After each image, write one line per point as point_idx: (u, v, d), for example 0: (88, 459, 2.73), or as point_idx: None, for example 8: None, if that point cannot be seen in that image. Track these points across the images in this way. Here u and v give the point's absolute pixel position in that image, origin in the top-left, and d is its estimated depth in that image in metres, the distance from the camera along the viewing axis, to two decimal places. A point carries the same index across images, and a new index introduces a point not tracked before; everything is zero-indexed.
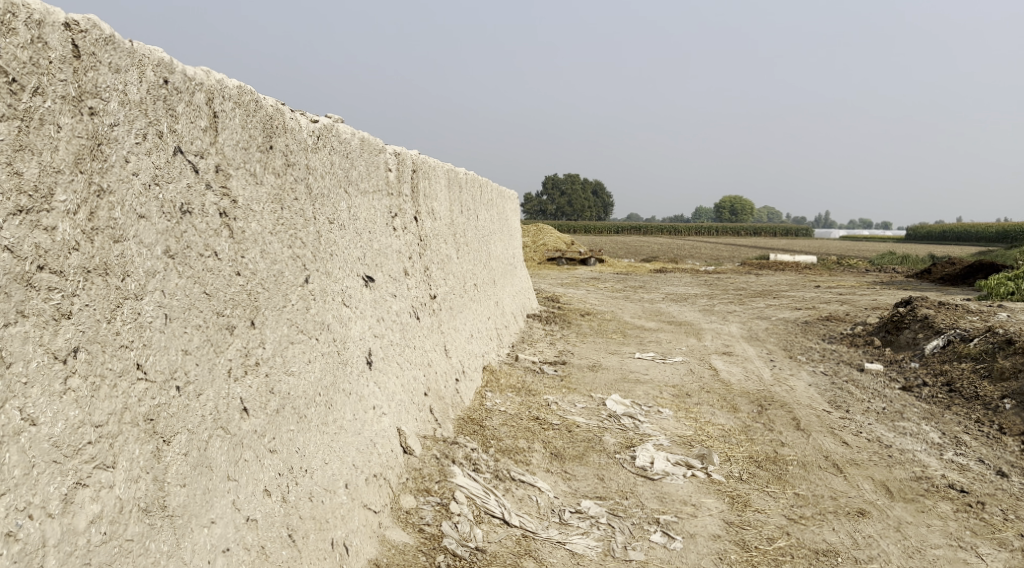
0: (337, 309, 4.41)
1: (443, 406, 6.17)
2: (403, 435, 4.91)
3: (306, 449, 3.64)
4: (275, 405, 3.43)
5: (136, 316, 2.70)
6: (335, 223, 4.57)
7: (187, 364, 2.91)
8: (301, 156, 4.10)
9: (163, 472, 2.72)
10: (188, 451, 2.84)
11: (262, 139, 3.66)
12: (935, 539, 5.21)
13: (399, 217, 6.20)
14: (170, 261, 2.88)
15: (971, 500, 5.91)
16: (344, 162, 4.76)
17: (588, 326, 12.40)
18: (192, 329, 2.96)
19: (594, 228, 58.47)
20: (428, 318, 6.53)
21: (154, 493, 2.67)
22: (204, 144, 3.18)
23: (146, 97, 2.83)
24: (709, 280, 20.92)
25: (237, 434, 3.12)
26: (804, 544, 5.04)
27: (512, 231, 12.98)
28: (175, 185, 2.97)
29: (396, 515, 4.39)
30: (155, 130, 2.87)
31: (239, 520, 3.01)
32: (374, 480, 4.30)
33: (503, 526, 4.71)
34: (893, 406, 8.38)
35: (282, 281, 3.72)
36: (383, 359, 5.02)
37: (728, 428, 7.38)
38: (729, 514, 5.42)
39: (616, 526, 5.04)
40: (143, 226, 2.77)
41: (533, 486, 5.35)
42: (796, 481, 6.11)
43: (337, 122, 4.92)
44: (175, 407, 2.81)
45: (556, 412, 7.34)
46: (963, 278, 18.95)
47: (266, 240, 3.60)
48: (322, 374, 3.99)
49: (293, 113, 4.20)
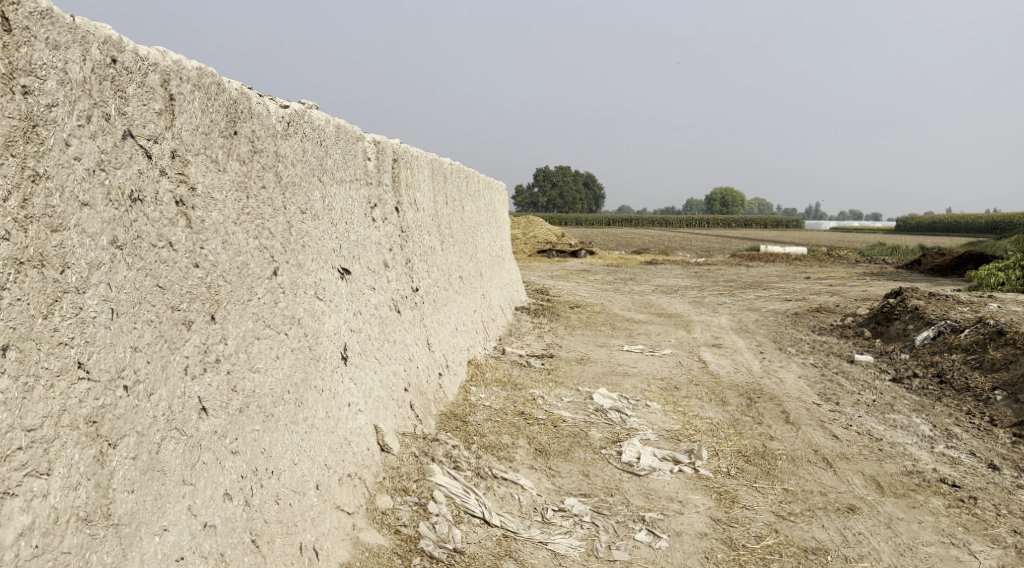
0: (309, 302, 4.24)
1: (424, 402, 6.00)
2: (380, 433, 4.73)
3: (273, 449, 3.47)
4: (237, 403, 3.26)
5: (77, 311, 2.53)
6: (308, 213, 4.40)
7: (137, 361, 2.74)
8: (269, 142, 3.92)
9: (108, 478, 2.55)
10: (137, 454, 2.68)
11: (225, 124, 3.48)
12: (927, 537, 5.08)
13: (379, 207, 6.02)
14: (118, 252, 2.71)
15: (964, 495, 5.79)
16: (317, 150, 4.58)
17: (577, 319, 12.25)
18: (143, 324, 2.79)
19: (584, 220, 58.36)
20: (409, 311, 6.37)
21: (97, 502, 2.50)
22: (159, 128, 3.00)
23: (90, 76, 2.66)
24: (699, 271, 20.78)
25: (194, 435, 2.95)
26: (793, 541, 4.91)
27: (500, 222, 12.83)
28: (124, 172, 2.80)
29: (371, 516, 4.21)
30: (100, 112, 2.71)
31: (196, 527, 2.85)
32: (347, 481, 4.13)
33: (482, 526, 4.56)
34: (883, 397, 8.27)
35: (247, 274, 3.55)
36: (360, 354, 4.85)
37: (716, 422, 7.24)
38: (716, 512, 5.28)
39: (600, 525, 4.89)
40: (87, 215, 2.61)
41: (516, 484, 5.20)
42: (785, 476, 5.98)
43: (311, 108, 4.74)
44: (122, 408, 2.65)
45: (542, 406, 7.19)
46: (953, 268, 18.88)
47: (229, 229, 3.43)
48: (291, 371, 3.83)
49: (261, 97, 4.02)
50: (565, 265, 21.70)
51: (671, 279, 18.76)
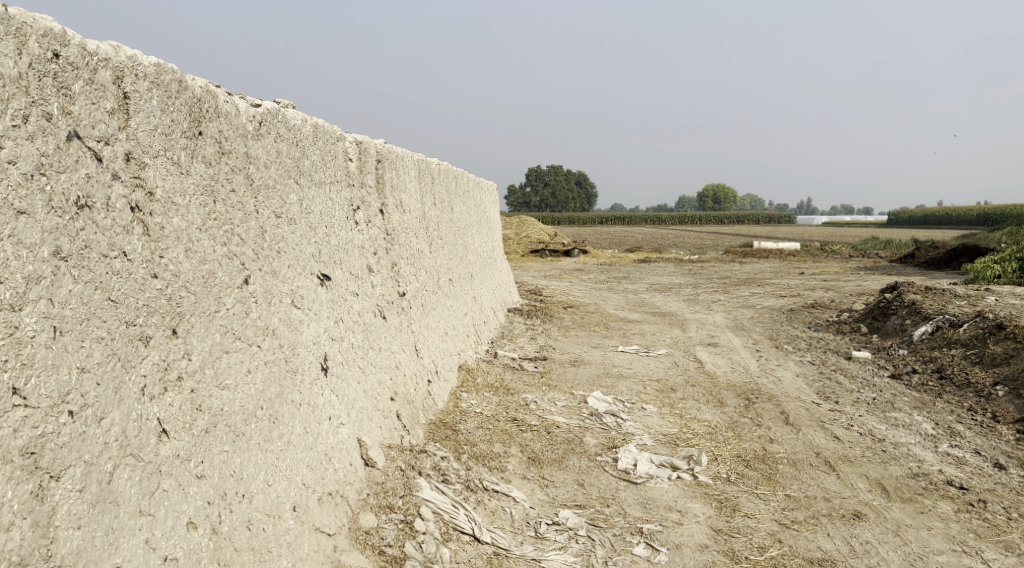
0: (285, 311, 4.00)
1: (411, 411, 5.77)
2: (363, 447, 4.50)
3: (243, 471, 3.24)
4: (203, 424, 3.05)
5: (12, 332, 2.37)
6: (284, 218, 4.17)
7: (84, 384, 2.57)
8: (238, 143, 3.68)
9: (48, 515, 2.39)
10: (84, 486, 2.51)
11: (187, 124, 3.24)
12: (937, 545, 4.88)
13: (362, 210, 5.78)
14: (61, 264, 2.54)
15: (972, 498, 5.58)
16: (294, 150, 4.34)
17: (571, 320, 12.00)
18: (92, 342, 2.62)
19: (576, 218, 58.22)
20: (395, 317, 6.13)
21: (35, 543, 2.34)
22: (110, 129, 2.80)
23: (27, 72, 2.48)
24: (692, 269, 20.60)
25: (152, 460, 2.77)
26: (798, 552, 4.70)
27: (491, 222, 12.55)
28: (69, 176, 2.61)
29: (354, 537, 3.98)
30: (41, 111, 2.52)
31: (154, 561, 2.68)
32: (327, 500, 3.91)
33: (473, 544, 4.33)
34: (883, 395, 8.07)
35: (214, 283, 3.31)
36: (342, 364, 4.62)
37: (714, 425, 7.02)
38: (717, 521, 5.07)
39: (596, 539, 4.68)
40: (23, 223, 2.44)
41: (508, 496, 4.97)
42: (787, 482, 5.76)
43: (286, 108, 4.50)
44: (67, 436, 2.48)
45: (535, 412, 6.96)
46: (948, 261, 18.71)
47: (193, 236, 3.19)
48: (265, 386, 3.59)
49: (230, 95, 3.79)
50: (559, 264, 21.46)
51: (665, 277, 18.54)
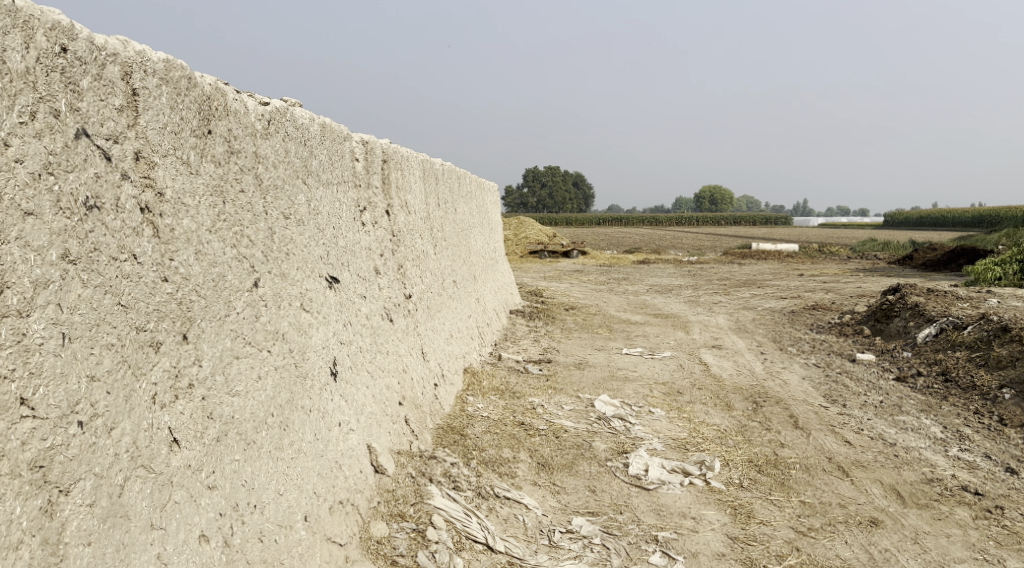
0: (294, 315, 3.89)
1: (419, 416, 5.66)
2: (374, 453, 4.40)
3: (255, 481, 3.14)
4: (214, 433, 2.95)
5: (19, 339, 2.27)
6: (293, 219, 4.07)
7: (94, 394, 2.47)
8: (247, 142, 3.58)
9: (58, 531, 2.29)
10: (95, 500, 2.41)
11: (197, 122, 3.14)
12: (958, 553, 4.78)
13: (368, 211, 5.68)
14: (70, 267, 2.44)
15: (989, 504, 5.49)
16: (301, 150, 4.24)
17: (574, 322, 11.89)
18: (101, 349, 2.51)
19: (574, 219, 58.24)
20: (402, 319, 6.03)
21: (44, 559, 2.24)
22: (119, 126, 2.70)
23: (35, 67, 2.38)
24: (692, 270, 20.49)
25: (163, 472, 2.67)
26: (816, 561, 4.61)
27: (492, 222, 12.44)
28: (77, 175, 2.51)
29: (365, 547, 3.89)
30: (49, 108, 2.42)
31: None
32: (339, 509, 3.80)
33: (486, 553, 4.23)
34: (891, 398, 7.97)
35: (224, 287, 3.21)
36: (350, 368, 4.51)
37: (724, 429, 6.93)
38: (732, 529, 4.97)
39: (611, 547, 4.58)
40: (31, 225, 2.34)
41: (519, 504, 4.87)
42: (800, 488, 5.67)
43: (293, 107, 4.39)
44: (76, 448, 2.38)
45: (542, 416, 6.87)
46: (947, 262, 18.64)
47: (203, 238, 3.09)
48: (275, 392, 3.48)
49: (238, 93, 3.69)
50: (559, 265, 21.36)
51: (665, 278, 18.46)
